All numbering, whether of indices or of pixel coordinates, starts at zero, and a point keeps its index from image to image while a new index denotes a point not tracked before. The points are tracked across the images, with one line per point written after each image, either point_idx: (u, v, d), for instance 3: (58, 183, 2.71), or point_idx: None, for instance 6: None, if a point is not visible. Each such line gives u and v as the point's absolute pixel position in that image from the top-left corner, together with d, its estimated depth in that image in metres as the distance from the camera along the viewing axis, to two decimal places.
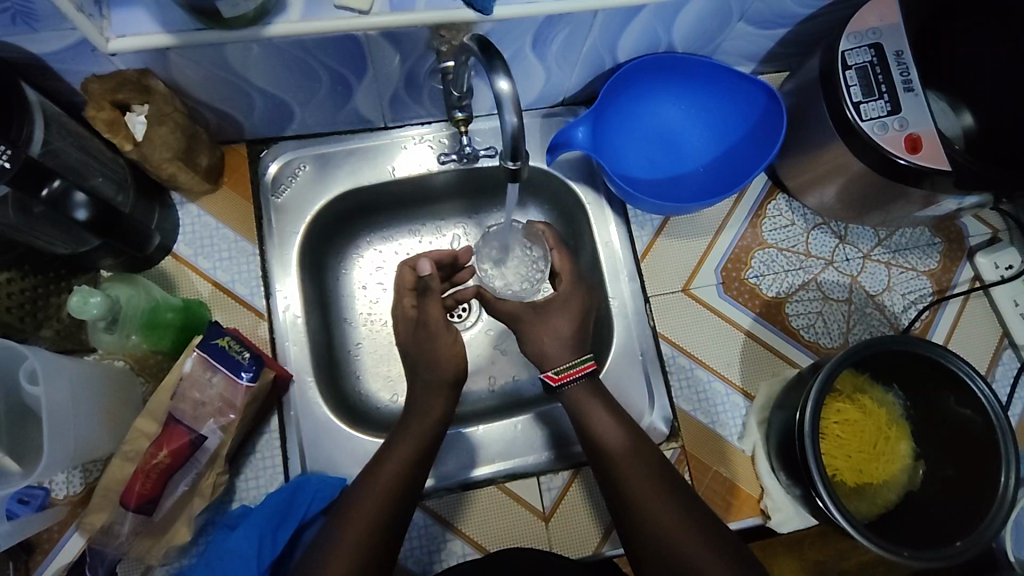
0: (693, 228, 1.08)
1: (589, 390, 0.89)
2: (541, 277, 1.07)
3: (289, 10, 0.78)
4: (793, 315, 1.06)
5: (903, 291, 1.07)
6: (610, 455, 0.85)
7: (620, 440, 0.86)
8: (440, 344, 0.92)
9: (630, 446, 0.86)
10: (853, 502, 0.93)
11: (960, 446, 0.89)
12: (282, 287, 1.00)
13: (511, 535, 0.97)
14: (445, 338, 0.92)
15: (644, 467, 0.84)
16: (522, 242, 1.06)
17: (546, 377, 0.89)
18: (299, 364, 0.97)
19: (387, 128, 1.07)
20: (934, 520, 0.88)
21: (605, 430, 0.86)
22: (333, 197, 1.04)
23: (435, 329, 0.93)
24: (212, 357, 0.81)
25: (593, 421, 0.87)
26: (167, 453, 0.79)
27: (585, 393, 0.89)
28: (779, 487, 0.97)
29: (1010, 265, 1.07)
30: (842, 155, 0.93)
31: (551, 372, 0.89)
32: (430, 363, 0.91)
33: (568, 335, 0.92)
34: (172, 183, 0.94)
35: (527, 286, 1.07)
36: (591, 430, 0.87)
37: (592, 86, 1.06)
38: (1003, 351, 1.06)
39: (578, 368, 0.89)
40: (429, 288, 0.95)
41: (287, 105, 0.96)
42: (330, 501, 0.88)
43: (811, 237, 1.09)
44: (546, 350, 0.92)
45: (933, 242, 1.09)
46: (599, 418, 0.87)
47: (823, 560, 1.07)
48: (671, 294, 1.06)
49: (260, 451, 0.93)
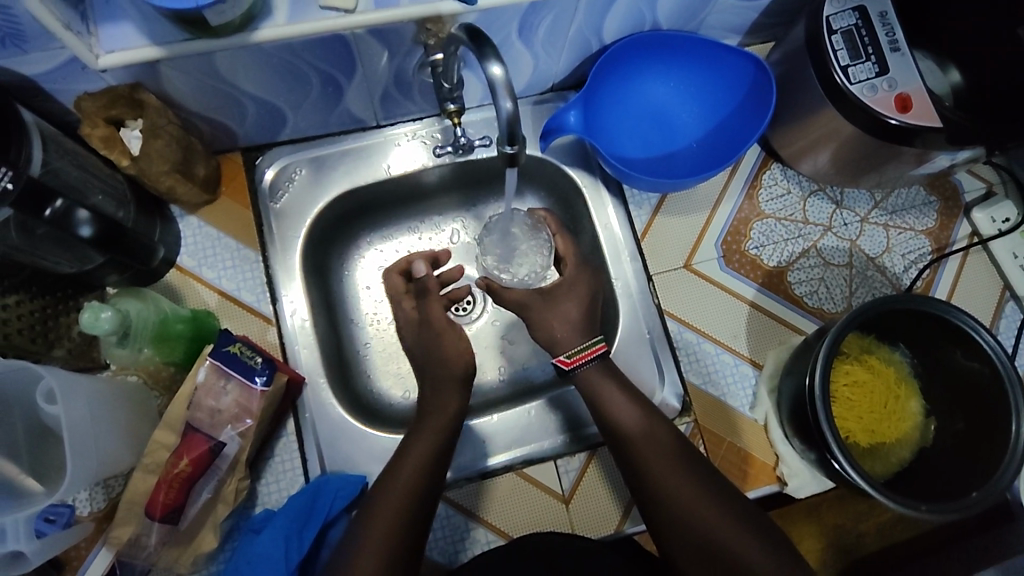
0: (690, 204, 1.09)
1: (600, 372, 0.90)
2: (549, 261, 1.06)
3: (275, 14, 0.78)
4: (795, 283, 1.06)
5: (902, 251, 1.08)
6: (627, 436, 0.86)
7: (636, 419, 0.86)
8: (446, 341, 0.94)
9: (646, 425, 0.86)
10: (867, 462, 0.94)
11: (970, 398, 0.90)
12: (288, 291, 1.00)
13: (531, 523, 0.97)
14: (450, 335, 0.94)
15: (661, 444, 0.84)
16: (523, 229, 1.07)
17: (557, 361, 0.90)
18: (310, 367, 0.97)
19: (380, 127, 1.07)
20: (949, 474, 0.89)
21: (619, 411, 0.87)
22: (331, 199, 1.05)
23: (440, 328, 0.95)
24: (224, 364, 0.82)
25: (608, 403, 0.88)
26: (188, 461, 0.80)
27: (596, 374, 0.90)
28: (794, 454, 0.97)
29: (1007, 218, 1.08)
30: (833, 120, 0.94)
31: (562, 356, 0.90)
32: (441, 359, 0.93)
33: (577, 318, 0.92)
34: (172, 195, 0.95)
35: (536, 271, 1.07)
36: (607, 412, 0.88)
37: (580, 70, 1.07)
38: (1005, 304, 1.06)
39: (590, 350, 0.89)
40: (429, 290, 1.00)
41: (279, 110, 0.96)
42: (351, 499, 0.89)
43: (808, 204, 1.10)
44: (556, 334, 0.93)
45: (929, 201, 1.10)
46: (614, 399, 0.88)
47: (842, 524, 1.09)
48: (673, 271, 1.06)
49: (279, 455, 0.94)
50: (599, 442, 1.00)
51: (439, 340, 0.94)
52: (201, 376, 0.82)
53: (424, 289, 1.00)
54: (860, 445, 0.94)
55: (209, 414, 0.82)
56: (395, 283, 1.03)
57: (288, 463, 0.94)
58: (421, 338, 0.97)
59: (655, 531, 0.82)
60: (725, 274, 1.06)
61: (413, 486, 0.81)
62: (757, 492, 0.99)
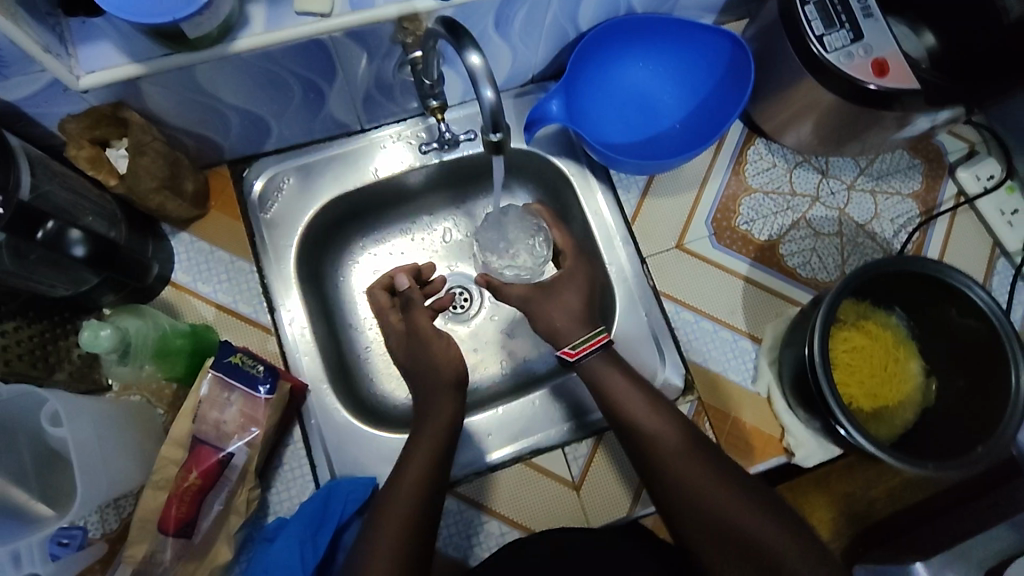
0: (678, 184, 1.10)
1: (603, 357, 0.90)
2: (547, 255, 1.06)
3: (252, 23, 0.79)
4: (788, 255, 1.07)
5: (891, 216, 1.09)
6: (630, 419, 0.86)
7: (638, 403, 0.86)
8: (435, 349, 0.94)
9: (650, 408, 0.86)
10: (874, 427, 0.94)
11: (969, 355, 0.91)
12: (286, 301, 1.01)
13: (544, 513, 0.97)
14: (438, 344, 0.95)
15: (662, 425, 0.85)
16: (518, 224, 1.08)
17: (562, 352, 0.89)
18: (313, 373, 0.98)
19: (364, 130, 1.08)
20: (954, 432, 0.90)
21: (623, 396, 0.87)
22: (320, 206, 1.05)
23: (427, 337, 0.96)
24: (227, 375, 0.83)
25: (609, 388, 0.88)
26: (198, 474, 0.80)
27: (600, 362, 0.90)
28: (799, 423, 0.98)
29: (990, 175, 1.09)
30: (812, 90, 0.95)
31: (567, 347, 0.89)
32: (430, 366, 0.93)
33: (578, 307, 0.93)
34: (161, 212, 0.95)
35: (534, 265, 1.07)
36: (610, 396, 0.87)
37: (559, 60, 1.07)
38: (997, 260, 1.07)
39: (591, 342, 0.88)
40: (412, 301, 1.01)
41: (263, 120, 0.97)
42: (363, 501, 0.90)
43: (794, 176, 1.11)
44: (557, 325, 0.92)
45: (913, 164, 1.11)
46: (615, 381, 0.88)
47: (852, 491, 1.13)
48: (665, 252, 1.07)
49: (288, 463, 0.93)
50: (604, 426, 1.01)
51: (428, 349, 0.94)
52: (204, 389, 0.83)
53: (408, 301, 1.01)
54: (866, 410, 0.94)
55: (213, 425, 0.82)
56: (380, 298, 1.03)
57: (297, 470, 0.93)
58: (416, 341, 0.96)
59: (665, 513, 0.83)
60: (716, 250, 1.07)
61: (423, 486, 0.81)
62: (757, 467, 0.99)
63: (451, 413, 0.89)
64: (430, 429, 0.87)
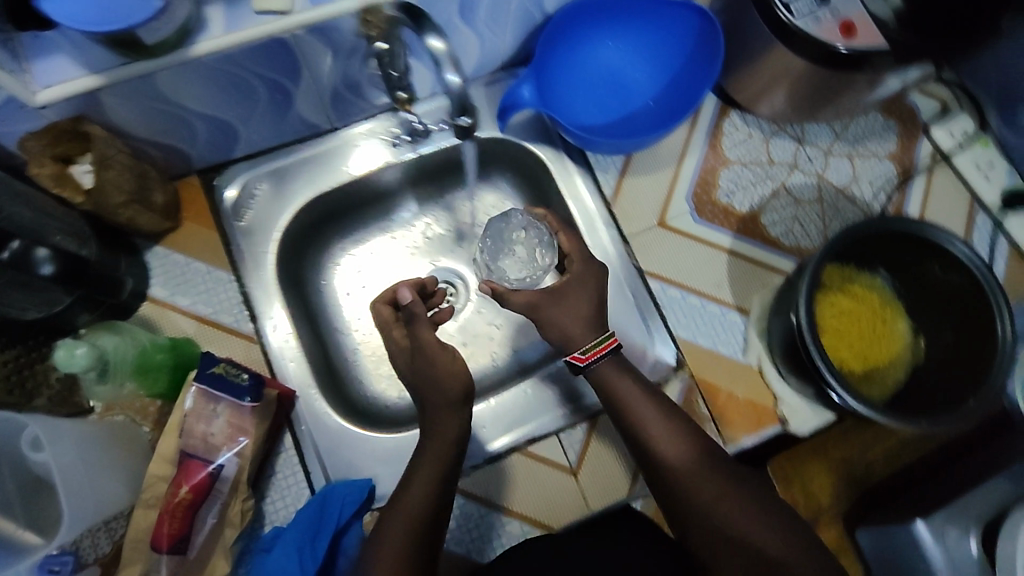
0: (655, 162, 1.09)
1: (612, 366, 0.88)
2: (553, 261, 0.99)
3: (210, 26, 0.77)
4: (770, 225, 1.07)
5: (869, 179, 1.09)
6: (642, 432, 0.84)
7: (652, 419, 0.84)
8: (438, 362, 0.87)
9: (667, 426, 0.84)
10: (866, 389, 0.94)
11: (955, 309, 0.91)
12: (271, 311, 0.99)
13: (544, 502, 0.97)
14: (442, 356, 0.88)
15: (677, 442, 0.83)
16: (524, 226, 1.02)
17: (572, 358, 0.87)
18: (301, 380, 0.96)
19: (335, 129, 1.06)
20: (946, 387, 0.90)
21: (637, 407, 0.85)
22: (296, 210, 1.03)
23: (431, 351, 0.89)
24: (212, 388, 0.81)
25: (624, 403, 0.86)
26: (188, 488, 0.78)
27: (610, 370, 0.88)
28: (791, 391, 0.98)
29: (964, 131, 1.09)
30: (782, 57, 0.94)
31: (577, 352, 0.87)
32: (434, 382, 0.87)
33: (591, 315, 0.89)
34: (133, 226, 0.93)
35: (537, 270, 1.00)
36: (625, 410, 0.85)
37: (527, 45, 1.06)
38: (976, 215, 1.08)
39: (605, 345, 0.87)
40: (414, 315, 0.93)
41: (229, 126, 0.95)
42: (360, 503, 0.88)
43: (771, 145, 1.10)
44: (567, 328, 0.89)
45: (888, 125, 1.11)
46: (627, 393, 0.86)
47: (850, 456, 1.13)
48: (648, 231, 1.06)
49: (281, 471, 0.93)
50: (600, 409, 1.00)
51: (433, 365, 0.88)
52: (189, 402, 0.81)
53: (411, 314, 0.93)
54: (858, 374, 0.94)
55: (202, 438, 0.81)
56: (384, 312, 0.97)
57: (292, 477, 0.93)
58: (421, 357, 0.90)
59: (672, 516, 0.82)
60: (699, 225, 1.06)
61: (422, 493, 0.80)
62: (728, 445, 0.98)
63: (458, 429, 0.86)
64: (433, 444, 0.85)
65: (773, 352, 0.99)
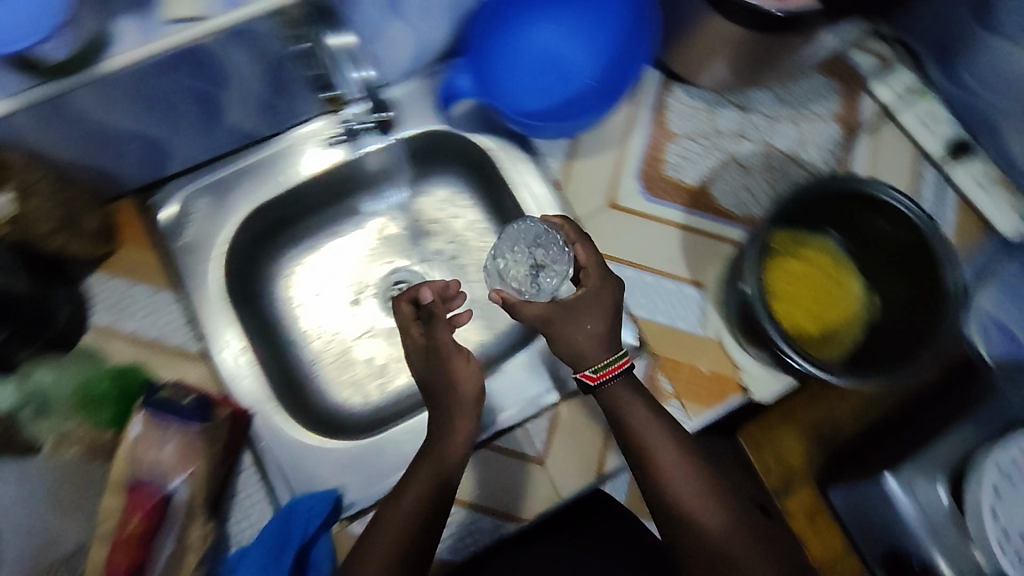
0: (601, 143, 1.07)
1: (624, 389, 0.84)
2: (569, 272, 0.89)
3: (122, 39, 0.72)
4: (721, 196, 1.06)
5: (817, 141, 1.08)
6: (657, 471, 0.81)
7: (672, 459, 0.81)
8: (455, 368, 0.83)
9: (686, 469, 0.81)
10: (820, 349, 0.93)
11: (903, 264, 0.91)
12: (227, 332, 0.97)
13: (513, 491, 0.98)
14: (460, 364, 0.83)
15: (693, 485, 0.80)
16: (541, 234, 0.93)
17: (584, 377, 0.82)
18: (256, 397, 0.95)
19: (273, 136, 1.03)
20: (900, 339, 0.90)
21: (640, 417, 0.82)
22: (238, 224, 1.01)
23: (448, 355, 0.83)
24: (157, 414, 0.83)
25: (642, 441, 0.81)
26: (139, 517, 0.79)
27: (620, 391, 0.83)
28: (751, 361, 0.98)
29: (904, 85, 1.10)
30: (717, 25, 0.92)
31: (588, 371, 0.82)
32: (446, 383, 0.83)
33: (603, 332, 0.82)
34: (65, 253, 0.90)
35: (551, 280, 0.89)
36: (641, 444, 0.82)
37: (461, 34, 1.04)
38: (923, 167, 1.08)
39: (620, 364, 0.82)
40: (434, 315, 0.87)
41: (157, 142, 0.92)
42: (325, 515, 0.87)
43: (717, 116, 1.09)
44: (579, 345, 0.82)
45: (830, 86, 1.10)
46: (642, 426, 0.82)
47: (819, 419, 1.20)
48: (598, 214, 1.05)
49: (243, 491, 0.92)
50: (576, 391, 1.01)
51: (449, 367, 0.83)
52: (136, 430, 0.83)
53: (430, 315, 0.87)
54: (812, 337, 0.94)
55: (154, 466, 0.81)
56: (404, 312, 0.89)
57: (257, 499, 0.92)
58: (436, 359, 0.84)
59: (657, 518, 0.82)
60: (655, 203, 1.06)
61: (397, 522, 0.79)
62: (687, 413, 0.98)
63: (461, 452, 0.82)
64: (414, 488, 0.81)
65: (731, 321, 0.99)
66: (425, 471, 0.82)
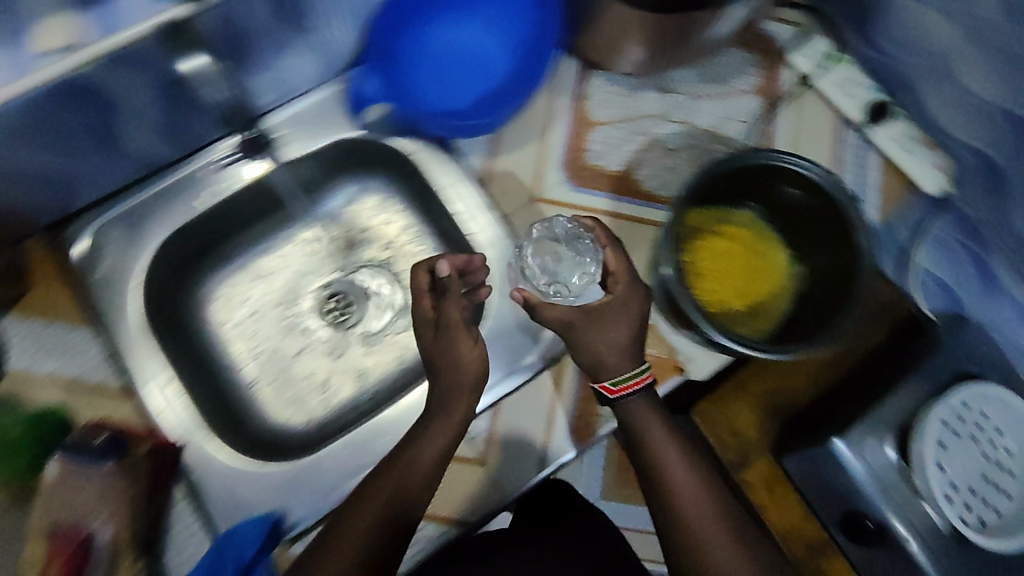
0: (523, 136, 1.09)
1: (645, 407, 0.88)
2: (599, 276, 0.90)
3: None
4: (645, 178, 1.09)
5: (738, 116, 1.13)
6: (670, 487, 0.85)
7: (692, 483, 0.85)
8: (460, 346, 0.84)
9: (698, 489, 0.86)
10: (752, 324, 0.95)
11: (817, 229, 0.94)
12: (155, 361, 0.99)
13: (466, 497, 1.00)
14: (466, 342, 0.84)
15: (689, 479, 0.86)
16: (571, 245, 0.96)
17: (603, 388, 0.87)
18: (185, 427, 0.98)
19: (186, 157, 1.03)
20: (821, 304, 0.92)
21: (645, 416, 0.88)
22: (155, 252, 1.02)
23: (455, 331, 0.85)
24: (69, 463, 0.94)
25: (663, 459, 0.86)
26: (59, 561, 0.91)
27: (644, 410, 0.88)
28: (684, 341, 0.98)
29: (823, 54, 1.15)
30: (621, 12, 0.91)
31: (608, 384, 0.87)
32: (450, 368, 0.85)
33: (627, 344, 0.85)
34: None
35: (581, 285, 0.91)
36: (660, 462, 0.86)
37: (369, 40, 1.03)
38: (847, 133, 1.14)
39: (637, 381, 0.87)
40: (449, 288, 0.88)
41: (61, 178, 0.91)
42: (261, 540, 0.91)
43: (638, 99, 1.12)
44: (601, 355, 0.86)
45: (750, 58, 1.15)
46: (660, 447, 0.86)
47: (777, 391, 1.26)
48: (526, 208, 1.08)
49: (175, 525, 0.96)
50: (561, 350, 1.04)
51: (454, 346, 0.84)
52: (60, 467, 0.94)
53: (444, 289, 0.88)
54: (741, 313, 0.96)
55: (89, 498, 0.93)
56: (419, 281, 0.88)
57: (195, 523, 0.96)
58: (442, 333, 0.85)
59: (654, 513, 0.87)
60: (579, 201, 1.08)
61: (352, 539, 0.81)
62: (665, 388, 0.96)
63: (438, 445, 0.86)
64: (368, 499, 0.84)
65: (669, 304, 0.96)
66: (401, 482, 0.85)
